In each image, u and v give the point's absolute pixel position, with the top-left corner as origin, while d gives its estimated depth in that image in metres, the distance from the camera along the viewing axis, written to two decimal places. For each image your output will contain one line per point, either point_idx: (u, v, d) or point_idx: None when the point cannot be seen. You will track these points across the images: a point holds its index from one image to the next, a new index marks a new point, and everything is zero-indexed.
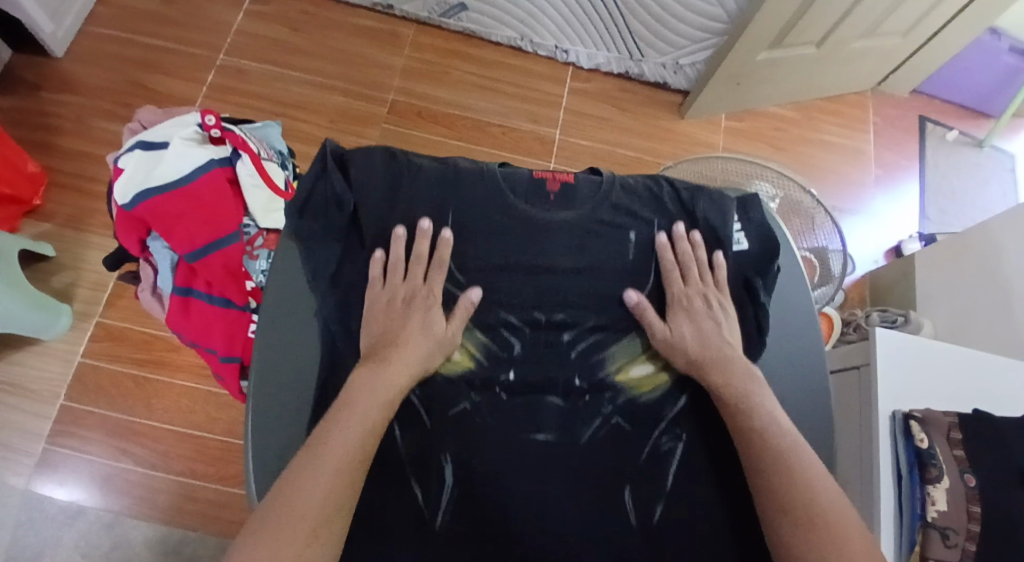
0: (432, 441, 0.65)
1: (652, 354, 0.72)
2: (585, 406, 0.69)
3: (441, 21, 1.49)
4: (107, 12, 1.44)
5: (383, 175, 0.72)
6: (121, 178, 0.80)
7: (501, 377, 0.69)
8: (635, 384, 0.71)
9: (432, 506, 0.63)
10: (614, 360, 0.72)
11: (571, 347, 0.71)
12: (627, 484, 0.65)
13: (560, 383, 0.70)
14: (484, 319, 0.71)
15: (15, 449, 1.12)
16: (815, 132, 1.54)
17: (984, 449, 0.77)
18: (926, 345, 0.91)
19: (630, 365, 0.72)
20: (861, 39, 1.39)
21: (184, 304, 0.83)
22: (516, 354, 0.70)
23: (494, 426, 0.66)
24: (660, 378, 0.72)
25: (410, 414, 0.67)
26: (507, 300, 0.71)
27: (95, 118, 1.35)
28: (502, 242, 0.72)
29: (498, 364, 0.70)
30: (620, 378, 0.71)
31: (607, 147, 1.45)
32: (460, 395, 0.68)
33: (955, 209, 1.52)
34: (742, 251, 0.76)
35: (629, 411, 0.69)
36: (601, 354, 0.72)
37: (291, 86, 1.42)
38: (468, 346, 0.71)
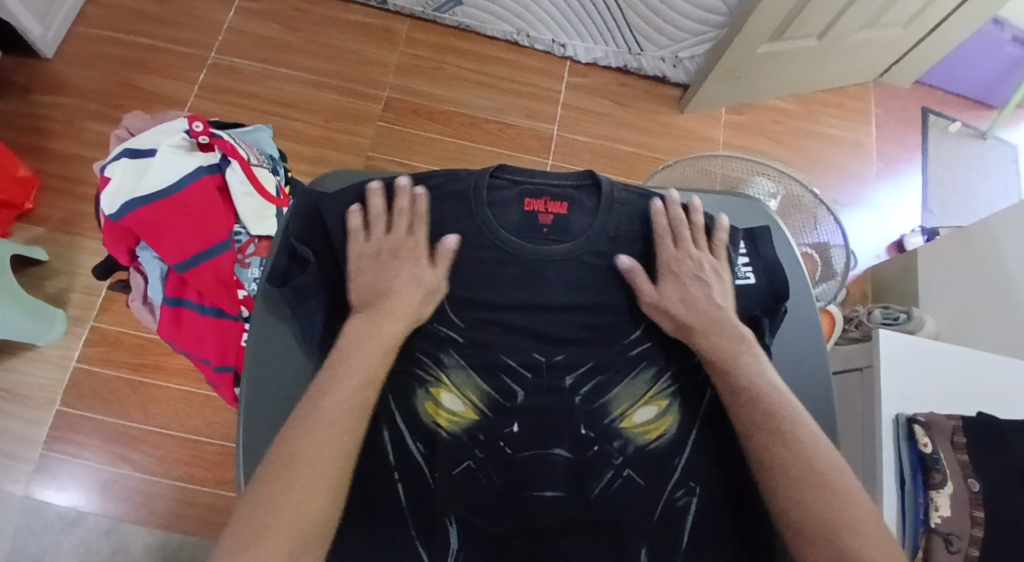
0: (436, 504, 0.63)
1: (656, 395, 0.69)
2: (593, 456, 0.67)
3: (435, 16, 1.46)
4: (95, 11, 1.42)
5: (365, 220, 0.69)
6: (107, 188, 0.78)
7: (505, 429, 0.67)
8: (642, 430, 0.68)
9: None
10: (618, 404, 0.69)
11: (574, 392, 0.69)
12: (643, 542, 0.62)
13: (566, 433, 0.68)
14: (484, 366, 0.69)
15: (12, 456, 1.12)
16: (816, 125, 1.52)
17: (990, 453, 0.75)
18: (928, 348, 0.90)
19: (637, 409, 0.69)
20: (864, 30, 1.36)
21: (176, 315, 0.81)
22: (520, 402, 0.68)
23: (501, 485, 0.65)
24: (667, 421, 0.68)
25: (412, 472, 0.64)
26: (504, 345, 0.69)
27: (86, 119, 1.33)
28: (496, 290, 0.70)
29: (502, 415, 0.68)
30: (626, 425, 0.68)
31: (605, 142, 1.43)
32: (463, 450, 0.66)
33: (958, 201, 1.51)
34: (749, 285, 0.73)
35: (639, 462, 0.66)
36: (605, 398, 0.69)
37: (284, 84, 1.39)
38: (469, 396, 0.68)
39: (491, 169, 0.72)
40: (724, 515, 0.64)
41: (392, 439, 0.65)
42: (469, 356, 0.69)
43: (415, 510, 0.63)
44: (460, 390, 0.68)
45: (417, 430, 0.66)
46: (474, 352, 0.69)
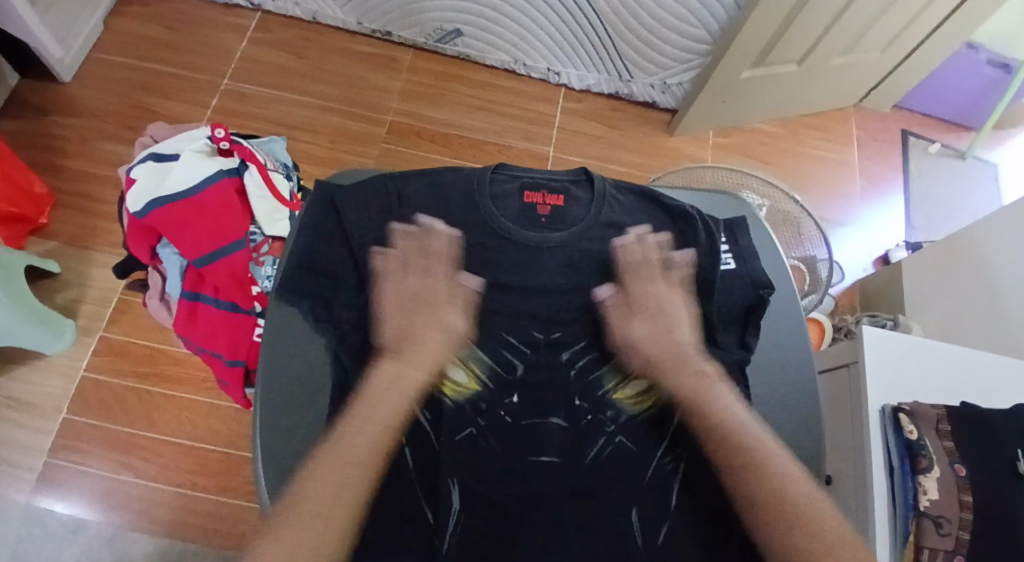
0: (439, 467, 0.67)
1: (649, 368, 0.73)
2: (587, 425, 0.71)
3: (437, 46, 1.55)
4: (114, 40, 1.50)
5: (374, 210, 0.76)
6: (132, 188, 0.83)
7: (505, 400, 0.71)
8: (634, 401, 0.72)
9: (440, 532, 0.65)
10: (612, 377, 0.73)
11: (571, 365, 0.73)
12: (634, 505, 0.67)
13: (562, 403, 0.72)
14: (486, 343, 0.73)
15: (16, 464, 1.13)
16: (801, 146, 1.59)
17: (971, 440, 0.79)
18: (910, 343, 0.93)
19: (628, 382, 0.73)
20: (841, 56, 1.45)
21: (192, 309, 0.86)
22: (521, 375, 0.72)
23: (501, 450, 0.69)
24: (657, 393, 0.73)
25: (419, 438, 0.69)
26: (505, 323, 0.74)
27: (102, 141, 1.39)
28: (495, 276, 0.75)
29: (502, 386, 0.72)
30: (619, 396, 0.73)
31: (600, 162, 1.50)
32: (466, 417, 0.70)
33: (941, 217, 1.57)
34: (731, 271, 0.77)
35: (631, 430, 0.71)
36: (597, 372, 0.73)
37: (293, 109, 1.46)
38: (472, 369, 0.72)
39: (492, 166, 0.79)
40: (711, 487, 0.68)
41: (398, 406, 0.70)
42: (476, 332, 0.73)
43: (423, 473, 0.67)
44: (464, 362, 0.72)
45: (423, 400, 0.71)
46: (477, 329, 0.74)
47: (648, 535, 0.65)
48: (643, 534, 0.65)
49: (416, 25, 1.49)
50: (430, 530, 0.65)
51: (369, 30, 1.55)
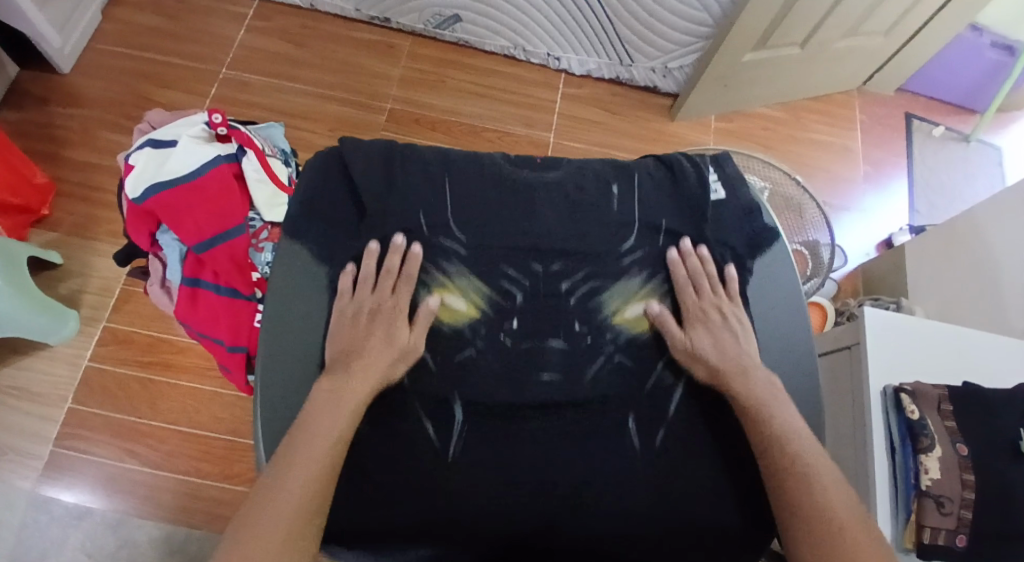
0: (439, 384, 0.68)
1: (646, 293, 0.73)
2: (588, 348, 0.70)
3: (436, 33, 1.54)
4: (111, 29, 1.49)
5: (377, 151, 0.76)
6: (131, 174, 0.85)
7: (506, 325, 0.70)
8: (632, 325, 0.72)
9: (444, 438, 0.65)
10: (611, 303, 0.72)
11: (570, 294, 0.72)
12: (631, 414, 0.68)
13: (561, 328, 0.71)
14: (484, 272, 0.72)
15: (21, 451, 1.13)
16: (803, 130, 1.58)
17: (973, 419, 0.79)
18: (915, 326, 0.93)
19: (627, 307, 0.73)
20: (844, 39, 1.44)
21: (192, 295, 0.87)
22: (519, 302, 0.71)
23: (503, 374, 0.68)
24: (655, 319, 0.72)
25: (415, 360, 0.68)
26: (505, 253, 0.72)
27: (101, 130, 1.39)
28: (496, 211, 0.73)
29: (503, 313, 0.71)
30: (617, 320, 0.72)
31: (600, 148, 1.49)
32: (466, 343, 0.69)
33: (944, 201, 1.56)
34: (721, 200, 0.77)
35: (629, 351, 0.71)
36: (597, 299, 0.72)
37: (291, 97, 1.46)
38: (472, 295, 0.71)
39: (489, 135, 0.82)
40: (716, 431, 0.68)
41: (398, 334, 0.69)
42: (475, 262, 0.72)
43: (422, 395, 0.67)
44: (463, 291, 0.71)
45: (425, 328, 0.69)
46: (475, 258, 0.72)
47: (645, 439, 0.67)
48: (641, 438, 0.67)
49: (415, 11, 1.49)
50: (432, 441, 0.65)
51: (367, 17, 1.54)
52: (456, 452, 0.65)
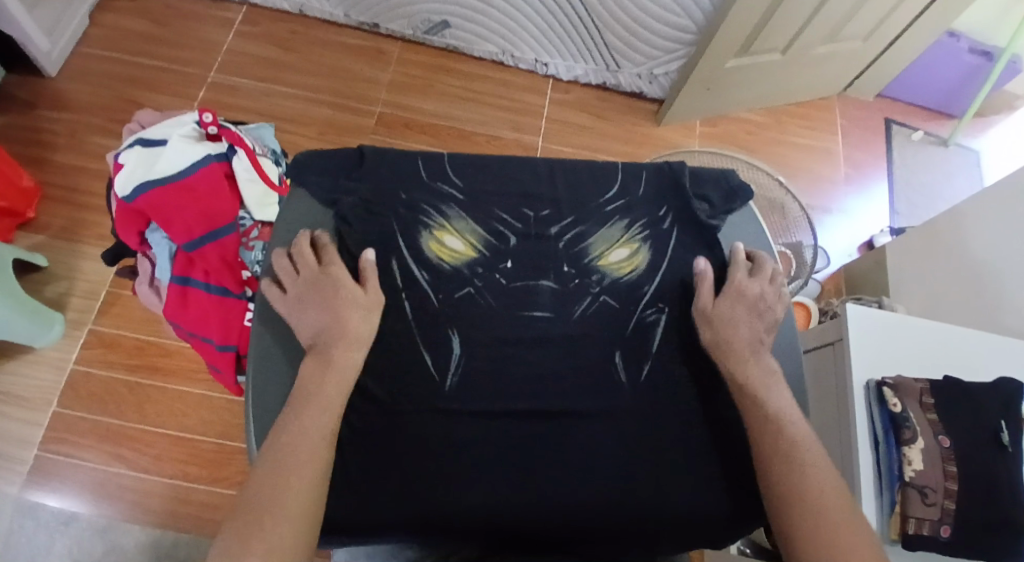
0: (439, 319, 0.71)
1: (628, 239, 0.78)
2: (575, 287, 0.75)
3: (425, 39, 1.56)
4: (99, 33, 1.49)
5: None
6: (121, 173, 0.85)
7: (501, 265, 0.74)
8: (616, 266, 0.76)
9: (442, 371, 0.69)
10: (595, 247, 0.77)
11: (558, 239, 0.76)
12: (617, 348, 0.72)
13: (551, 270, 0.75)
14: (480, 217, 0.76)
15: (6, 457, 1.12)
16: (786, 134, 1.61)
17: (955, 412, 0.80)
18: (896, 319, 0.94)
19: (612, 252, 0.77)
20: (825, 44, 1.47)
21: (182, 294, 0.87)
22: (512, 245, 0.75)
23: (499, 308, 0.72)
24: (637, 260, 0.77)
25: (417, 294, 0.72)
26: (497, 202, 0.77)
27: (90, 133, 1.38)
28: (489, 173, 0.79)
29: (497, 254, 0.75)
30: (601, 263, 0.76)
31: (588, 152, 1.51)
32: (465, 280, 0.73)
33: (924, 203, 1.59)
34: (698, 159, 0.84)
35: (615, 290, 0.75)
36: (583, 244, 0.77)
37: (281, 101, 1.46)
38: (469, 238, 0.75)
39: None
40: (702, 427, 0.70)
41: (401, 270, 0.73)
42: (472, 210, 0.77)
43: (423, 328, 0.70)
44: (460, 233, 0.75)
45: (424, 264, 0.73)
46: (472, 205, 0.77)
47: (632, 373, 0.71)
48: (628, 373, 0.71)
49: (404, 17, 1.50)
50: (431, 374, 0.68)
51: (356, 22, 1.56)
52: (453, 381, 0.68)
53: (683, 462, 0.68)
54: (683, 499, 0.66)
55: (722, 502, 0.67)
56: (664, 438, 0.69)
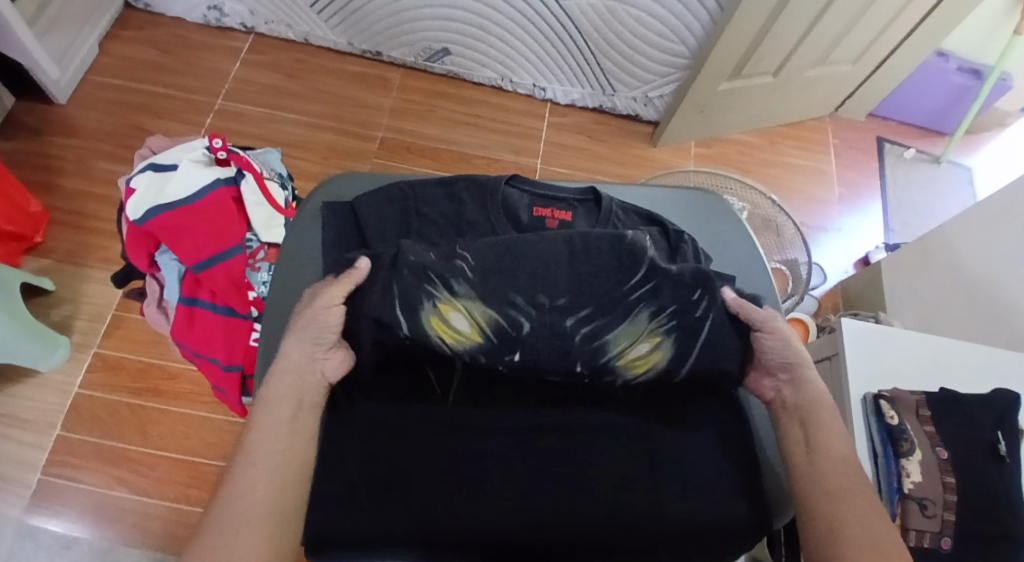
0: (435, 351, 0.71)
1: (653, 331, 0.68)
2: (579, 377, 0.68)
3: (426, 66, 1.60)
4: (108, 63, 1.53)
5: (393, 214, 0.76)
6: (132, 197, 0.87)
7: (506, 357, 0.66)
8: (632, 365, 0.67)
9: (443, 385, 0.71)
10: (615, 344, 0.67)
11: (574, 332, 0.66)
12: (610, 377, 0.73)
13: (565, 364, 0.66)
14: (496, 296, 0.66)
15: (8, 480, 1.12)
16: (780, 155, 1.65)
17: (951, 423, 0.81)
18: (892, 335, 0.96)
19: (632, 345, 0.68)
20: (815, 67, 1.51)
21: (189, 314, 0.89)
22: (524, 334, 0.65)
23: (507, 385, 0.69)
24: (654, 358, 0.67)
25: (423, 341, 0.66)
26: (512, 282, 0.67)
27: (97, 159, 1.41)
28: (512, 235, 0.74)
29: (506, 343, 0.65)
30: (621, 361, 0.67)
31: (585, 174, 1.54)
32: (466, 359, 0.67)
33: (918, 220, 1.62)
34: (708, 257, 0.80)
35: (622, 391, 0.68)
36: (602, 338, 0.67)
37: (285, 127, 1.50)
38: (477, 318, 0.66)
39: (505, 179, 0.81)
40: (700, 441, 0.71)
41: (405, 318, 0.65)
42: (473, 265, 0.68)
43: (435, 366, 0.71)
44: (468, 311, 0.66)
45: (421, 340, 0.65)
46: (482, 282, 0.67)
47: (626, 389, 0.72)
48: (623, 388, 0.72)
49: (405, 45, 1.54)
50: (432, 388, 0.70)
51: (359, 50, 1.60)
52: (454, 396, 0.70)
53: (679, 468, 0.69)
54: (681, 509, 0.67)
55: (720, 515, 0.67)
56: (663, 451, 0.70)
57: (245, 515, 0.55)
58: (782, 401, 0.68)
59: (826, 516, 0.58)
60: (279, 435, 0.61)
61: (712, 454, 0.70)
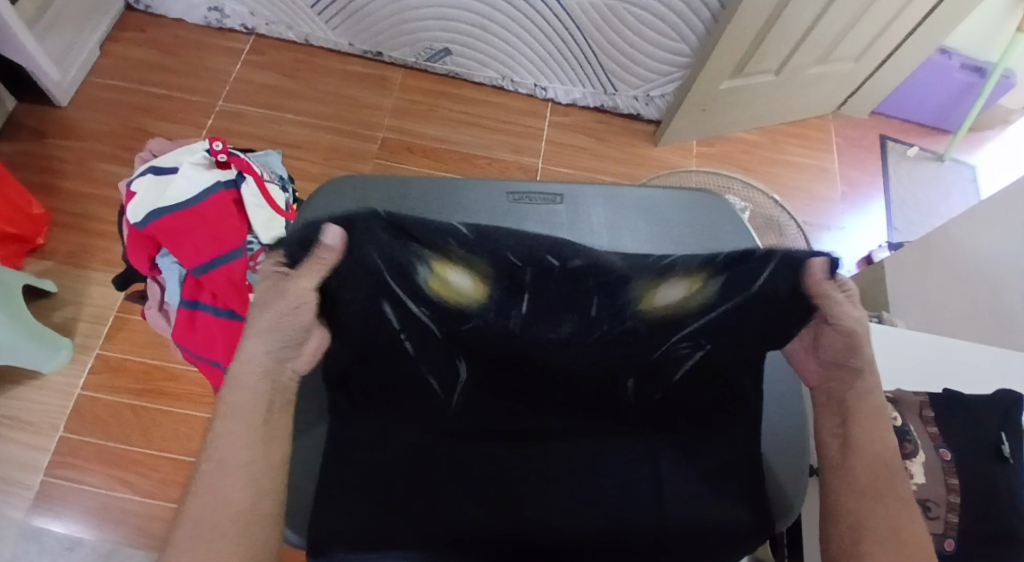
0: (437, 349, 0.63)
1: (693, 269, 0.55)
2: (601, 322, 0.59)
3: (427, 65, 1.59)
4: (109, 64, 1.53)
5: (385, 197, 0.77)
6: (132, 201, 0.87)
7: (513, 311, 0.59)
8: (659, 310, 0.58)
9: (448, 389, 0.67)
10: (640, 289, 0.57)
11: (586, 281, 0.56)
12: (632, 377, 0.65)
13: (574, 308, 0.58)
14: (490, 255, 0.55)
15: (12, 482, 1.12)
16: (782, 153, 1.64)
17: (955, 425, 0.80)
18: (896, 335, 0.95)
19: (664, 290, 0.57)
20: (817, 65, 1.50)
21: (190, 317, 0.89)
22: (527, 283, 0.56)
23: (495, 329, 0.61)
24: (694, 299, 0.57)
25: (417, 330, 0.61)
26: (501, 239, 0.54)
27: (98, 161, 1.41)
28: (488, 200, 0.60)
29: (512, 293, 0.58)
30: (646, 306, 0.58)
31: (587, 173, 1.53)
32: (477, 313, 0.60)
33: (920, 218, 1.61)
34: None
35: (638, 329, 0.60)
36: (622, 286, 0.57)
37: (286, 128, 1.50)
38: (476, 276, 0.56)
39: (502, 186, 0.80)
40: (705, 438, 0.69)
41: (393, 310, 0.59)
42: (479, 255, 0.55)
43: (427, 356, 0.64)
44: (468, 268, 0.56)
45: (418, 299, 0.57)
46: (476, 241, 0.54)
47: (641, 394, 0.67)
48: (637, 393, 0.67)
49: (406, 45, 1.54)
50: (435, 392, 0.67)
51: (359, 51, 1.60)
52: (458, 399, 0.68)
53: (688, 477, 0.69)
54: (686, 512, 0.67)
55: (721, 517, 0.67)
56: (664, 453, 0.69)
57: (229, 511, 0.50)
58: (827, 387, 0.63)
59: (852, 518, 0.57)
60: (254, 429, 0.54)
61: (718, 455, 0.69)
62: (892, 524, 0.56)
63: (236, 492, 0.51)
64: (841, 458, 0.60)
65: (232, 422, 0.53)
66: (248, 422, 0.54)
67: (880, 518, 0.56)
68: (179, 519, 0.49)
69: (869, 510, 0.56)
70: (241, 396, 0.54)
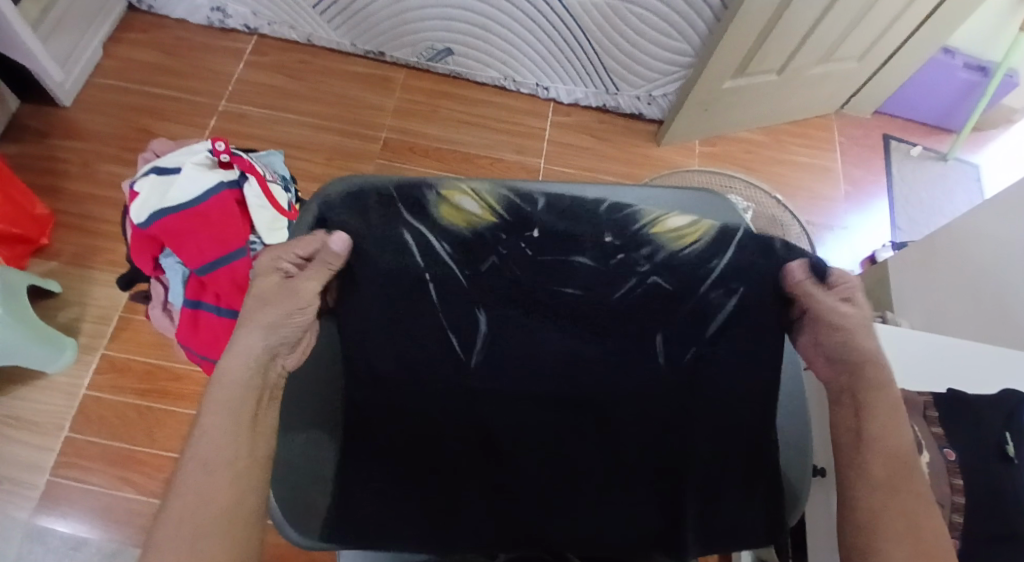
0: (461, 306, 0.67)
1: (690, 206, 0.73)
2: (618, 263, 0.69)
3: (429, 66, 1.60)
4: (112, 65, 1.54)
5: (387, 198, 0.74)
6: (136, 201, 0.88)
7: (529, 228, 0.69)
8: (676, 234, 0.71)
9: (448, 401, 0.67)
10: (648, 215, 0.72)
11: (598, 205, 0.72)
12: (660, 330, 0.69)
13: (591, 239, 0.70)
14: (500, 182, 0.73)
15: (17, 482, 1.13)
16: (785, 153, 1.64)
17: (959, 425, 0.80)
18: (901, 333, 0.95)
19: (672, 222, 0.72)
20: (820, 64, 1.50)
21: (194, 316, 0.90)
22: (539, 207, 0.71)
23: (526, 279, 0.68)
24: (703, 226, 0.71)
25: (440, 268, 0.67)
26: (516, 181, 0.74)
27: (102, 162, 1.42)
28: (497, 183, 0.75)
29: (523, 216, 0.70)
30: (656, 230, 0.71)
31: (589, 173, 1.53)
32: (488, 247, 0.68)
33: (924, 217, 1.61)
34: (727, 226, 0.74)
35: (666, 267, 0.70)
36: (629, 211, 0.72)
37: (288, 128, 1.50)
38: (488, 201, 0.71)
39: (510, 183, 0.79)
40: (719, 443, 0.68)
41: (412, 237, 0.67)
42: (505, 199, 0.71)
43: (445, 309, 0.67)
44: (477, 196, 0.71)
45: (439, 231, 0.68)
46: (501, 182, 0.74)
47: (673, 357, 0.68)
48: (668, 356, 0.68)
49: (408, 45, 1.54)
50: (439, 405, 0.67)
51: (361, 51, 1.60)
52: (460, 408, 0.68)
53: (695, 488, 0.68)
54: (692, 517, 0.67)
55: (725, 523, 0.68)
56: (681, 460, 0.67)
57: (209, 507, 0.51)
58: (837, 383, 0.65)
59: (863, 512, 0.57)
60: (239, 425, 0.55)
61: (725, 458, 0.68)
62: (903, 520, 0.55)
63: (217, 491, 0.52)
64: (853, 452, 0.60)
65: (216, 417, 0.55)
66: (234, 417, 0.55)
67: (896, 514, 0.56)
68: (161, 517, 0.50)
69: (880, 501, 0.57)
70: (227, 391, 0.56)
